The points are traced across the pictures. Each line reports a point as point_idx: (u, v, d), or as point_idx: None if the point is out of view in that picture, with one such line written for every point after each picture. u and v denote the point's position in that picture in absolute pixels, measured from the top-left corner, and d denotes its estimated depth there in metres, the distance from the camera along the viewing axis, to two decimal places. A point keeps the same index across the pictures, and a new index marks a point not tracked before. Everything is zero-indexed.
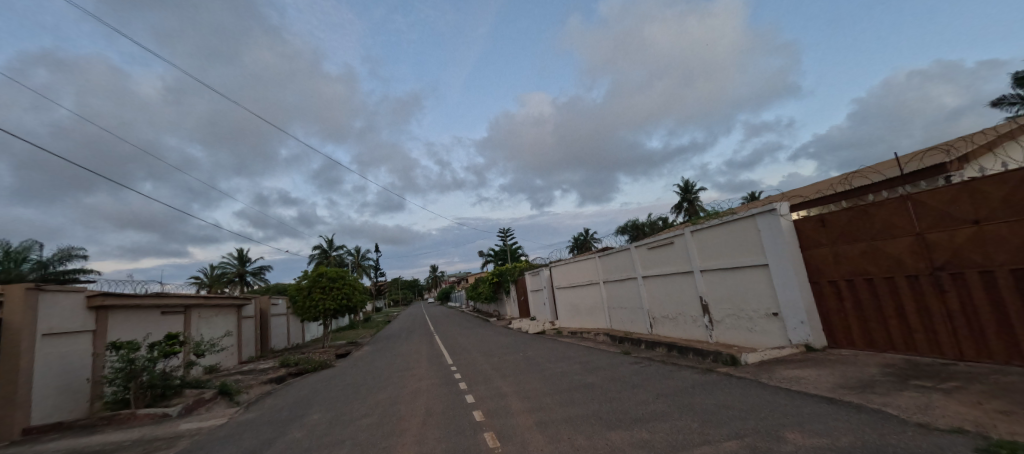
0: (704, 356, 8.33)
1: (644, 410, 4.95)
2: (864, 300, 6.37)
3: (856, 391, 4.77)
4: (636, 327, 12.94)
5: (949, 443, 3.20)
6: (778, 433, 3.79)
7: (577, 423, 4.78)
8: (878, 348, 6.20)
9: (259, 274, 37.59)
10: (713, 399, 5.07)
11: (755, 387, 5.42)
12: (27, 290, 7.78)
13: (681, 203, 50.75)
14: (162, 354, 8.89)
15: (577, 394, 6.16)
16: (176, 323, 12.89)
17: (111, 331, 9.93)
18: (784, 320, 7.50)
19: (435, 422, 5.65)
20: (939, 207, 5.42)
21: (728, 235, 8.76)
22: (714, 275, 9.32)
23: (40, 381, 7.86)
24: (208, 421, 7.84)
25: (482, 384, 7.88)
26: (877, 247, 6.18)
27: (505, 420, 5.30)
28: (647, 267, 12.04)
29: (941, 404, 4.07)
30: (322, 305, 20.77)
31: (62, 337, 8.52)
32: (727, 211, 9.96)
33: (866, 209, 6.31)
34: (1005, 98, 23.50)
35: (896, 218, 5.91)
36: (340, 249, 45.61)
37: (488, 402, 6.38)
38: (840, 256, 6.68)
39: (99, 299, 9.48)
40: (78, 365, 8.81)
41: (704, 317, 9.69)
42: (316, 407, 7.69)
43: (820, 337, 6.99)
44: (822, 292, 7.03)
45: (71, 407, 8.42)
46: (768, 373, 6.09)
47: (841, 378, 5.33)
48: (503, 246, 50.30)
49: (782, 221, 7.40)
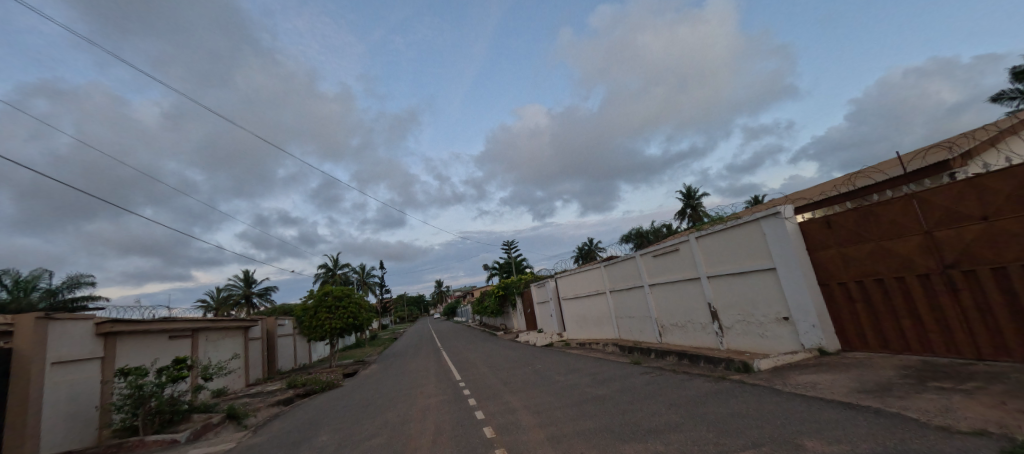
0: (716, 364, 8.23)
1: (658, 421, 4.86)
2: (875, 300, 6.29)
3: (874, 395, 4.68)
4: (646, 336, 12.77)
5: (974, 445, 3.13)
6: (796, 441, 3.70)
7: (590, 436, 4.70)
8: (892, 349, 6.09)
9: (265, 295, 37.57)
10: (727, 408, 4.99)
11: (770, 394, 5.32)
12: (38, 320, 7.85)
13: (683, 209, 51.02)
14: (170, 379, 8.89)
15: (588, 407, 6.06)
16: (184, 347, 12.91)
17: (119, 358, 9.95)
18: (795, 324, 7.39)
19: (445, 440, 5.57)
20: (945, 204, 5.39)
21: (734, 240, 8.71)
22: (722, 281, 9.23)
23: (50, 408, 7.87)
24: (218, 446, 7.80)
25: (491, 399, 7.79)
26: (884, 246, 6.12)
27: (516, 436, 5.22)
28: (654, 275, 11.97)
29: (962, 405, 3.99)
30: (328, 324, 20.66)
31: (71, 365, 8.57)
32: (731, 215, 9.92)
33: (872, 209, 6.27)
34: (1005, 93, 23.49)
35: (903, 217, 5.87)
36: (346, 267, 45.82)
37: (498, 418, 6.30)
38: (848, 258, 6.62)
39: (107, 326, 9.54)
40: (87, 393, 8.80)
41: (714, 324, 9.56)
42: (325, 428, 7.64)
43: (833, 340, 6.88)
44: (832, 295, 6.93)
45: (80, 435, 8.38)
46: (782, 379, 5.98)
47: (857, 381, 5.23)
48: (506, 259, 49.91)
49: (787, 223, 7.35)
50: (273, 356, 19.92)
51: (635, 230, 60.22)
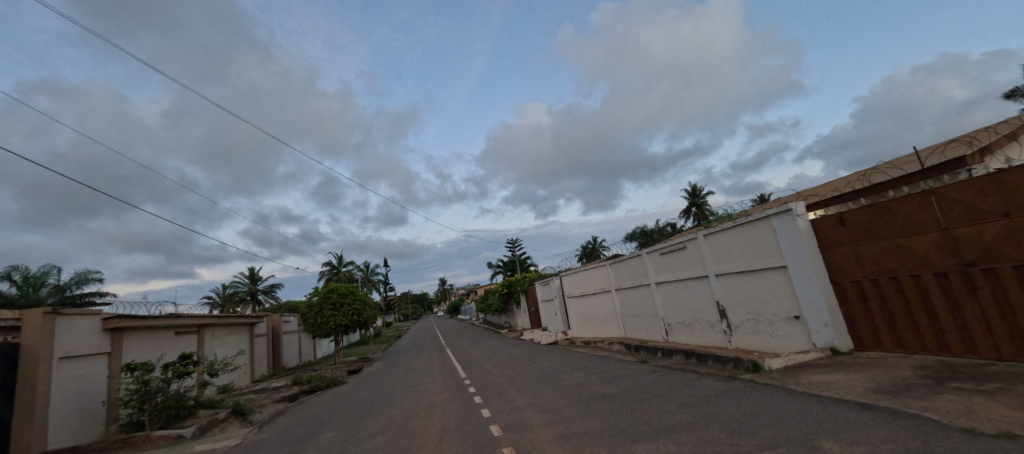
0: (725, 363, 8.12)
1: (668, 421, 4.77)
2: (890, 299, 6.16)
3: (891, 396, 4.56)
4: (652, 334, 12.65)
5: (1000, 448, 3.03)
6: (813, 442, 3.61)
7: (600, 436, 4.62)
8: (908, 349, 5.95)
9: (270, 293, 37.82)
10: (740, 407, 4.89)
11: (782, 394, 5.21)
12: (45, 314, 7.88)
13: (690, 208, 50.60)
14: (175, 375, 8.91)
15: (596, 406, 5.97)
16: (190, 343, 12.93)
17: (125, 354, 9.97)
18: (806, 323, 7.26)
19: (451, 438, 5.50)
20: (964, 201, 5.28)
21: (744, 238, 8.58)
22: (730, 279, 9.12)
23: (57, 403, 7.90)
24: (223, 442, 7.80)
25: (497, 397, 7.73)
26: (899, 244, 6.00)
27: (524, 434, 5.16)
28: (660, 273, 11.86)
29: (984, 406, 3.88)
30: (333, 320, 20.69)
31: (79, 360, 8.60)
32: (740, 212, 9.78)
33: (887, 205, 6.14)
34: (1018, 91, 23.13)
35: (919, 214, 5.74)
36: (350, 265, 46.06)
37: (505, 416, 6.24)
38: (862, 256, 6.47)
39: (114, 321, 9.59)
40: (94, 388, 8.84)
41: (722, 322, 9.45)
42: (330, 425, 7.60)
43: (845, 339, 6.75)
44: (844, 293, 6.81)
45: (87, 430, 8.42)
46: (794, 379, 5.86)
47: (873, 381, 5.11)
48: (511, 256, 49.75)
49: (799, 220, 7.22)
50: (278, 353, 19.97)
51: (641, 229, 59.90)
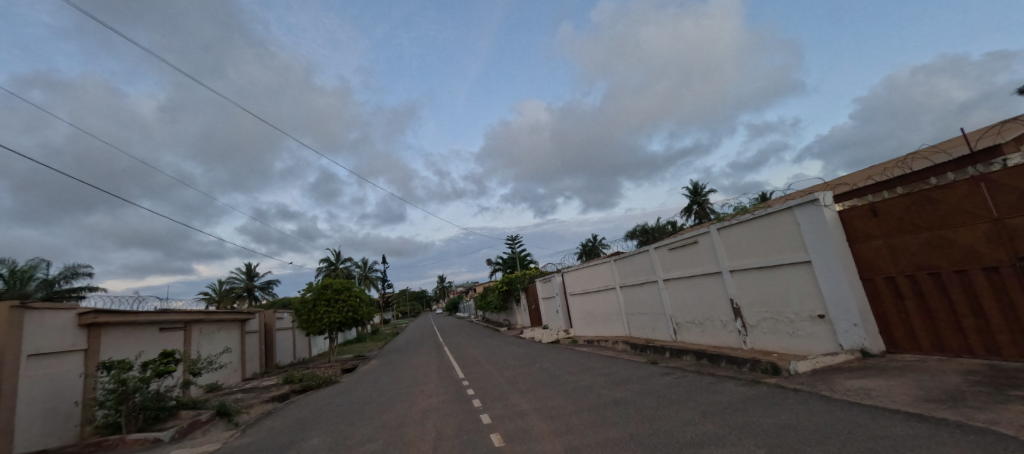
0: (741, 365, 7.58)
1: (692, 432, 4.23)
2: (930, 297, 5.62)
3: (946, 406, 4.01)
4: (659, 333, 12.11)
5: None
6: None
7: (616, 448, 4.07)
8: (950, 352, 5.41)
9: (267, 289, 37.24)
10: (772, 417, 4.34)
11: (817, 402, 4.67)
12: (12, 308, 7.30)
13: (692, 205, 49.82)
14: (155, 374, 8.33)
15: (607, 414, 5.41)
16: (174, 340, 12.34)
17: (103, 351, 9.40)
18: (832, 323, 6.72)
19: (447, 448, 4.94)
20: (1020, 188, 4.73)
21: (763, 232, 8.02)
22: (746, 276, 8.58)
23: (25, 403, 7.33)
24: (202, 447, 7.23)
25: (499, 401, 7.17)
26: (942, 236, 5.45)
27: (529, 445, 4.60)
28: (669, 269, 11.30)
29: None
30: (327, 317, 20.09)
31: (51, 358, 8.02)
32: (756, 204, 9.20)
33: (928, 194, 5.58)
34: None
35: (967, 203, 5.20)
36: (348, 262, 45.45)
37: (507, 422, 5.69)
38: (898, 249, 5.91)
39: (91, 316, 9.01)
40: (67, 387, 8.27)
41: (736, 321, 8.91)
42: (317, 430, 7.04)
43: (877, 341, 6.21)
44: (876, 290, 6.24)
45: (59, 433, 7.85)
46: (827, 384, 5.30)
47: (920, 388, 4.56)
48: (510, 253, 49.17)
49: (826, 211, 6.64)
50: (270, 350, 19.39)
51: (642, 226, 59.29)
